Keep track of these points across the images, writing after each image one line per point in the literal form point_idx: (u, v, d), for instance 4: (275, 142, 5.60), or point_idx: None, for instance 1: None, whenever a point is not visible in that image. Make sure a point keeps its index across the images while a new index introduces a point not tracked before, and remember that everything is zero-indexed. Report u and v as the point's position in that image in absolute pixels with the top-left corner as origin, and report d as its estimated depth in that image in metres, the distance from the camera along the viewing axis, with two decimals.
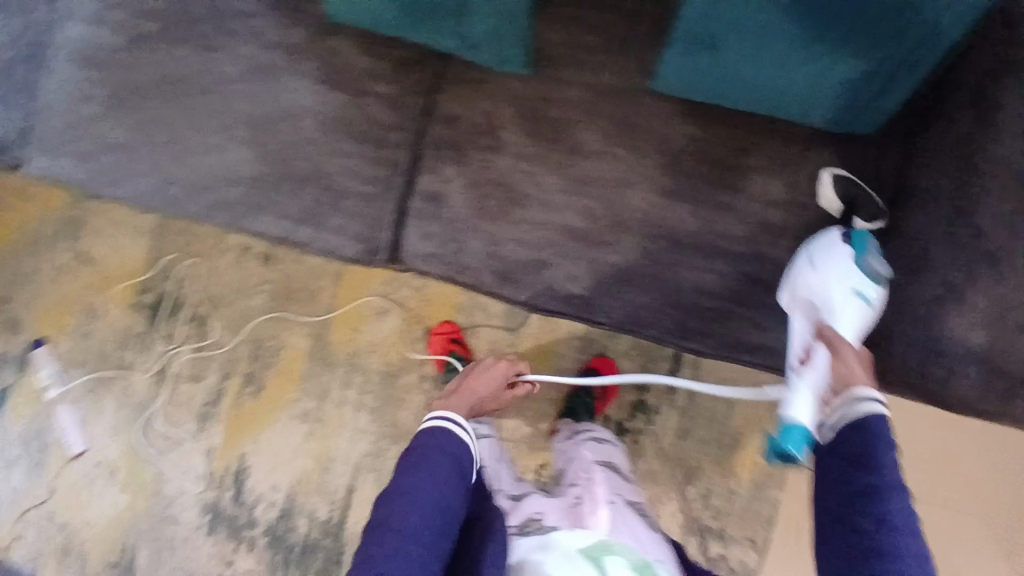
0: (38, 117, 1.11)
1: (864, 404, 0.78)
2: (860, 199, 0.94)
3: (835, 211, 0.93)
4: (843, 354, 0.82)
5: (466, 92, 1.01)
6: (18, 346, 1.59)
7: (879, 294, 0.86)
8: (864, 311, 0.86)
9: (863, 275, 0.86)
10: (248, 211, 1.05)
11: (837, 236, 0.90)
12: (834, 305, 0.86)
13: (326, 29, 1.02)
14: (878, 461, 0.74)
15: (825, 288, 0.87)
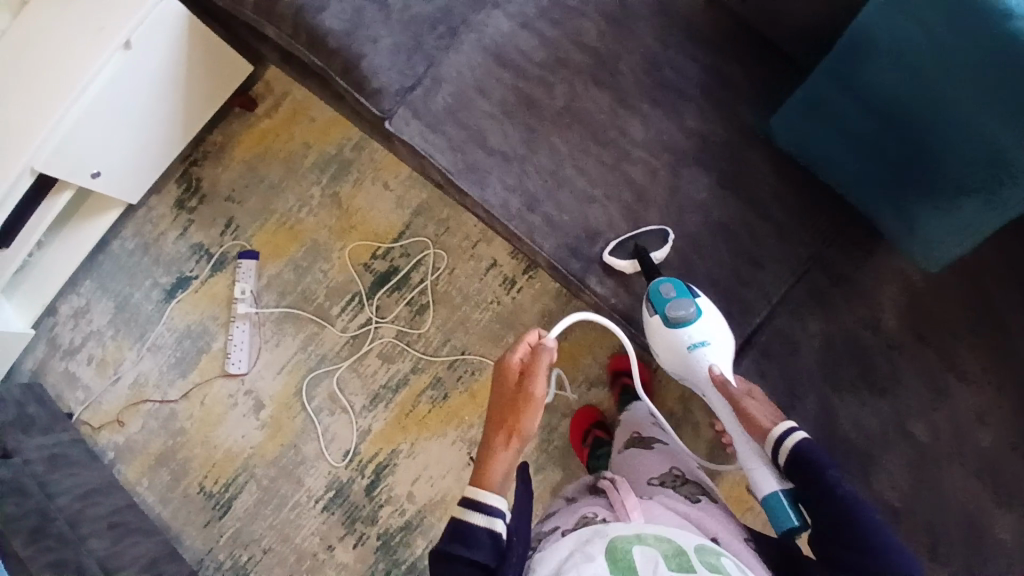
0: (429, 89, 1.11)
1: (778, 441, 0.86)
2: (644, 241, 1.02)
3: (633, 268, 1.01)
4: (747, 421, 0.90)
5: (860, 258, 1.00)
6: (232, 250, 1.59)
7: (698, 328, 0.95)
8: (717, 343, 0.96)
9: (685, 337, 0.95)
10: (596, 270, 1.03)
11: (646, 308, 0.98)
12: (688, 361, 0.97)
13: (748, 140, 1.01)
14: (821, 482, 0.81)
15: (681, 365, 0.98)
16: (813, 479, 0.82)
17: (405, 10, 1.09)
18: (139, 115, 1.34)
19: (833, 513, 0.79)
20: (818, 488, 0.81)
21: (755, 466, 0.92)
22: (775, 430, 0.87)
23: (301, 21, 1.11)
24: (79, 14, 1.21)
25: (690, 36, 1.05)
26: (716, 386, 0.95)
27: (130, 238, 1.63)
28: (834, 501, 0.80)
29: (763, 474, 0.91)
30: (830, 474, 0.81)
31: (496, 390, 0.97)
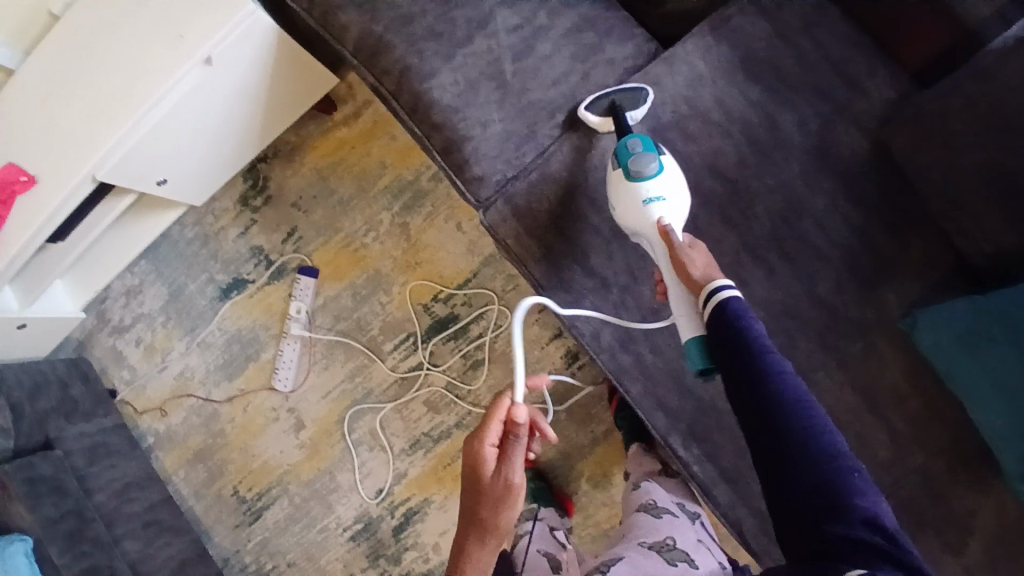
0: (533, 186, 0.99)
1: (717, 290, 0.75)
2: (621, 100, 0.94)
3: (607, 125, 0.94)
4: (680, 264, 0.80)
5: (973, 482, 0.88)
6: (291, 263, 1.53)
7: (657, 180, 0.86)
8: (673, 202, 0.86)
9: (640, 185, 0.85)
10: (681, 431, 0.95)
11: (613, 163, 0.90)
12: (637, 212, 0.86)
13: (884, 326, 0.89)
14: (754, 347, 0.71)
15: (628, 219, 0.87)
16: (740, 332, 0.71)
17: (523, 93, 0.96)
18: (213, 128, 1.22)
19: (745, 362, 0.70)
20: (736, 339, 0.71)
21: (682, 320, 0.80)
22: (709, 281, 0.76)
23: (405, 83, 0.98)
24: (160, 16, 1.08)
25: (845, 188, 0.91)
26: (661, 238, 0.83)
27: (190, 226, 1.57)
28: (757, 351, 0.70)
29: (682, 319, 0.80)
30: (753, 325, 0.72)
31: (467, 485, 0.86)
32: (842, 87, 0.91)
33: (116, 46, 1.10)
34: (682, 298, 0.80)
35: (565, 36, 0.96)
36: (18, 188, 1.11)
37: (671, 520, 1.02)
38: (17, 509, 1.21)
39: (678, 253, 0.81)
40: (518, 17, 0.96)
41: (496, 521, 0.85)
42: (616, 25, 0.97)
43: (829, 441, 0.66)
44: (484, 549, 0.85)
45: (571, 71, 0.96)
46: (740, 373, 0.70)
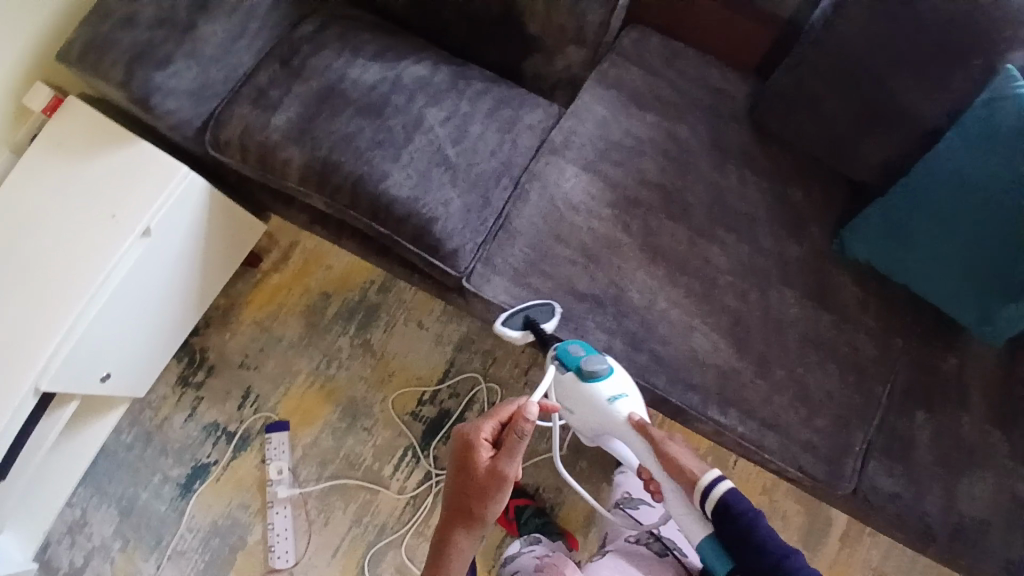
0: (503, 244, 1.09)
1: (709, 489, 0.88)
2: (534, 314, 1.01)
3: (527, 338, 1.00)
4: (672, 466, 0.92)
5: (940, 349, 1.07)
6: (256, 424, 1.43)
7: (608, 376, 0.97)
8: (631, 395, 0.98)
9: (592, 386, 0.96)
10: (717, 401, 1.01)
11: (557, 366, 1.00)
12: (609, 414, 0.97)
13: (822, 253, 1.08)
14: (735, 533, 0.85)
15: (597, 412, 0.98)
16: (745, 534, 0.84)
17: (470, 169, 1.08)
18: (154, 305, 1.18)
19: (762, 563, 0.82)
20: (749, 546, 0.83)
21: (688, 519, 0.92)
22: (702, 482, 0.89)
23: (361, 190, 1.06)
24: (82, 207, 1.07)
25: (745, 164, 1.12)
26: (639, 435, 0.96)
27: (127, 429, 1.43)
28: (766, 550, 0.82)
29: (688, 522, 0.92)
30: (761, 526, 0.84)
31: (463, 462, 0.96)
32: (708, 95, 1.16)
33: (34, 248, 1.05)
34: (677, 497, 0.93)
35: (489, 116, 1.11)
36: None
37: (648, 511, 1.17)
38: None
39: (663, 459, 0.93)
40: (445, 110, 1.09)
41: (477, 509, 0.93)
42: (524, 98, 1.16)
43: None
44: (462, 536, 0.93)
45: (503, 142, 1.11)
46: (759, 573, 0.82)
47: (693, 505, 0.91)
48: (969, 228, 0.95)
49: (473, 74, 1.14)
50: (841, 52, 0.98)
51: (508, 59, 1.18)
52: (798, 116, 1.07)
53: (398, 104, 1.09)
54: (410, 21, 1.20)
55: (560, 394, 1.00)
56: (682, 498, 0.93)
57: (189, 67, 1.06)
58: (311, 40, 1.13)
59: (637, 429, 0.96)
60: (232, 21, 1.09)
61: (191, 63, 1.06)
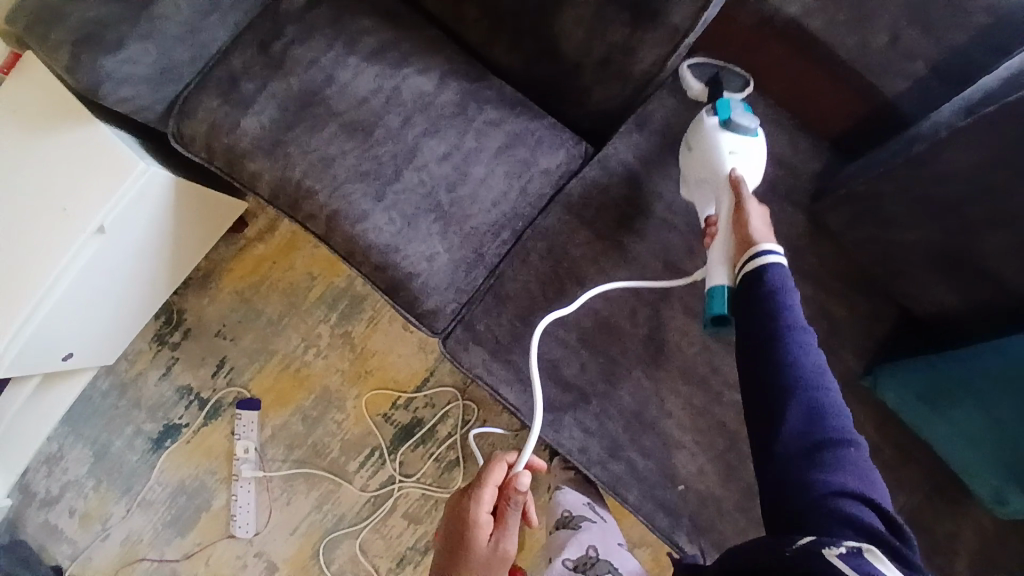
0: (489, 310, 0.96)
1: (764, 252, 0.75)
2: (723, 76, 0.96)
3: (701, 96, 0.95)
4: (744, 216, 0.80)
5: (951, 514, 0.95)
6: (228, 397, 1.40)
7: (756, 142, 0.87)
8: (749, 161, 0.86)
9: (731, 132, 0.86)
10: (687, 528, 0.93)
11: (705, 110, 0.90)
12: (715, 162, 0.86)
13: (849, 388, 0.94)
14: (768, 301, 0.72)
15: (707, 156, 0.87)
16: (768, 301, 0.72)
17: (465, 221, 0.92)
18: (119, 291, 1.10)
19: (764, 325, 0.71)
20: (767, 306, 0.72)
21: (716, 262, 0.81)
22: (757, 243, 0.76)
23: (336, 228, 0.91)
24: (34, 190, 0.95)
25: (790, 263, 0.94)
26: (728, 187, 0.84)
27: (103, 376, 1.41)
28: (773, 321, 0.71)
29: (716, 264, 0.81)
30: (788, 301, 0.71)
31: (457, 534, 0.95)
32: (768, 167, 0.95)
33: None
34: (724, 250, 0.81)
35: (498, 156, 0.93)
36: None
37: (589, 529, 1.06)
38: None
39: (738, 206, 0.81)
40: (446, 144, 0.91)
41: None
42: (545, 134, 0.96)
43: (820, 412, 0.67)
44: None
45: (509, 190, 0.94)
46: (756, 339, 0.72)
47: (732, 265, 0.80)
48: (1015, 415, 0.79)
49: (489, 96, 0.94)
50: (936, 180, 0.78)
51: (533, 77, 0.97)
52: (864, 228, 0.88)
53: (390, 128, 0.91)
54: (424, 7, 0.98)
55: (689, 135, 0.91)
56: (727, 255, 0.81)
57: (147, 51, 0.87)
58: (297, 20, 0.94)
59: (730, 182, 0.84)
60: None
61: (149, 45, 0.87)
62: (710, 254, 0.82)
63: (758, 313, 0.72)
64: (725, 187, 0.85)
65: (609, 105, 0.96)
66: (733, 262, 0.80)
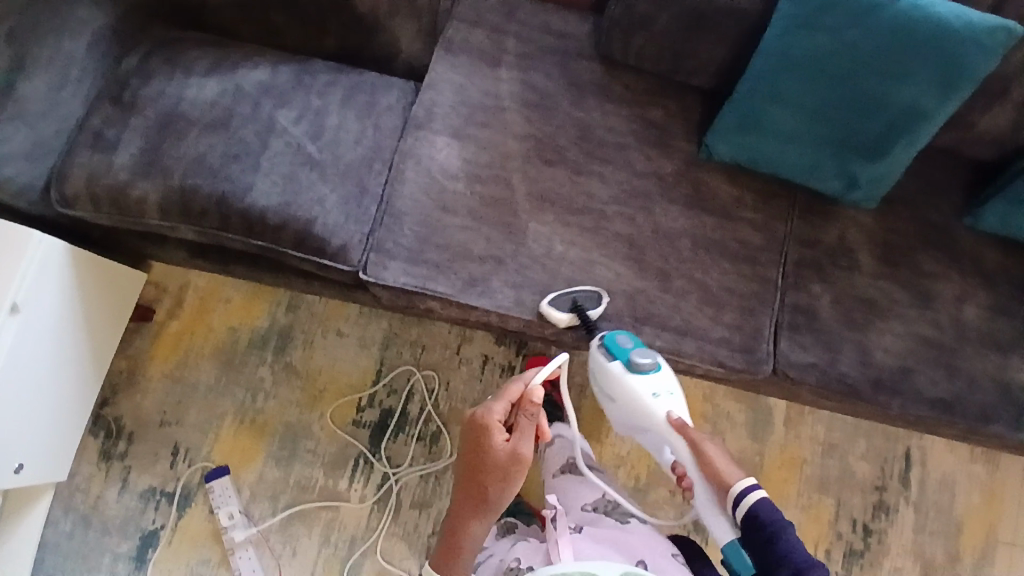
0: (391, 227, 1.06)
1: (748, 492, 0.88)
2: (581, 299, 1.05)
3: (574, 321, 1.04)
4: (706, 458, 0.94)
5: (821, 222, 1.12)
6: (195, 476, 1.36)
7: (660, 373, 1.00)
8: (671, 397, 1.00)
9: (643, 381, 0.99)
10: (630, 322, 1.05)
11: (602, 355, 1.01)
12: (648, 417, 1.00)
13: (695, 164, 1.13)
14: (767, 531, 0.84)
15: (639, 415, 1.01)
16: (771, 541, 0.83)
17: (338, 161, 1.06)
18: (51, 383, 1.13)
19: (775, 565, 0.81)
20: (767, 545, 0.83)
21: (717, 521, 0.93)
22: (735, 487, 0.89)
23: (228, 208, 1.01)
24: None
25: (604, 95, 1.15)
26: (677, 433, 0.98)
27: (62, 518, 1.33)
28: (782, 569, 0.80)
29: (717, 522, 0.93)
30: (787, 533, 0.83)
31: (475, 447, 0.98)
32: (555, 38, 1.18)
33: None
34: (707, 494, 0.94)
35: (343, 105, 1.10)
36: None
37: (605, 480, 1.21)
38: None
39: (699, 450, 0.95)
40: (296, 109, 1.07)
41: (492, 489, 0.98)
42: (375, 80, 1.14)
43: None
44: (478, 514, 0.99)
45: (365, 127, 1.10)
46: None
47: (723, 508, 0.92)
48: (810, 97, 1.01)
49: (318, 66, 1.12)
50: None
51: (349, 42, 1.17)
52: (637, 39, 1.11)
53: (246, 115, 1.05)
54: (245, 31, 1.19)
55: (598, 375, 1.03)
56: (711, 498, 0.94)
57: (18, 130, 1.00)
58: (138, 71, 1.09)
59: (674, 427, 0.98)
60: (52, 71, 1.03)
61: (19, 125, 1.00)
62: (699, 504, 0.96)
63: (761, 541, 0.84)
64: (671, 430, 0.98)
65: (416, 44, 1.18)
66: (726, 510, 0.92)
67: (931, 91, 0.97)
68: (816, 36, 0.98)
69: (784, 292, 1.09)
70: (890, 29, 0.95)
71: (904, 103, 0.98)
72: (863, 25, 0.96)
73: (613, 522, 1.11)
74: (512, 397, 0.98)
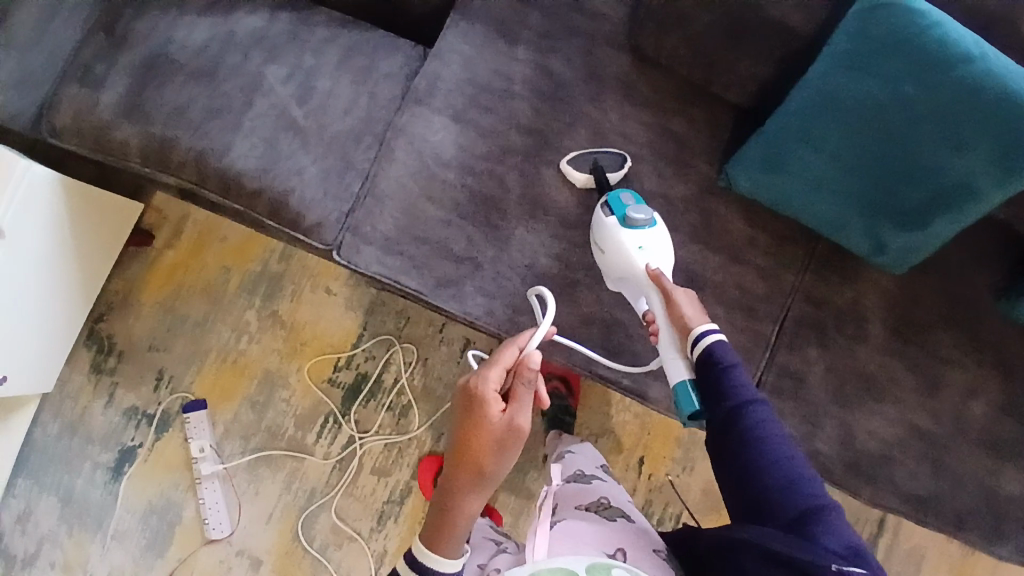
0: (371, 211, 1.01)
1: (708, 337, 0.82)
2: (603, 162, 1.01)
3: (590, 184, 1.00)
4: (674, 307, 0.86)
5: (835, 280, 1.02)
6: (175, 405, 1.42)
7: (657, 231, 0.93)
8: (655, 250, 0.92)
9: (634, 227, 0.92)
10: (602, 355, 1.00)
11: (602, 211, 0.95)
12: (625, 261, 0.92)
13: (710, 193, 1.02)
14: (715, 380, 0.80)
15: (619, 261, 0.93)
16: (717, 379, 0.80)
17: (323, 131, 1.01)
18: (38, 302, 1.16)
19: (722, 411, 0.78)
20: (717, 388, 0.79)
21: (673, 361, 0.86)
22: (695, 328, 0.84)
23: (206, 167, 0.98)
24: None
25: (625, 98, 1.04)
26: (653, 284, 0.90)
27: (52, 421, 1.42)
28: (729, 420, 0.77)
29: (675, 364, 0.86)
30: (735, 373, 0.80)
31: (467, 417, 0.84)
32: (584, 22, 1.06)
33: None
34: (672, 343, 0.87)
35: (339, 69, 1.03)
36: None
37: (599, 482, 1.09)
38: None
39: (669, 295, 0.87)
40: (288, 66, 1.01)
41: (486, 466, 0.84)
42: (379, 45, 1.06)
43: (788, 464, 0.73)
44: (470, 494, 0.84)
45: (359, 96, 1.03)
46: (721, 420, 0.78)
47: (683, 351, 0.86)
48: (845, 148, 0.90)
49: (320, 21, 1.05)
50: None
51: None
52: (670, 38, 0.99)
53: (236, 67, 1.00)
54: None
55: (594, 234, 0.96)
56: (677, 347, 0.87)
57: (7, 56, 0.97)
58: (134, 1, 1.02)
59: (653, 278, 0.90)
60: None
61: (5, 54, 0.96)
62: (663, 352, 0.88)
63: (710, 387, 0.81)
64: (650, 283, 0.91)
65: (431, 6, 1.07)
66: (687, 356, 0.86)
67: (986, 168, 0.84)
68: (868, 80, 0.87)
69: (774, 350, 1.00)
70: (959, 94, 0.82)
71: (954, 179, 0.86)
72: (932, 83, 0.83)
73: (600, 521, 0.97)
74: (506, 363, 0.86)
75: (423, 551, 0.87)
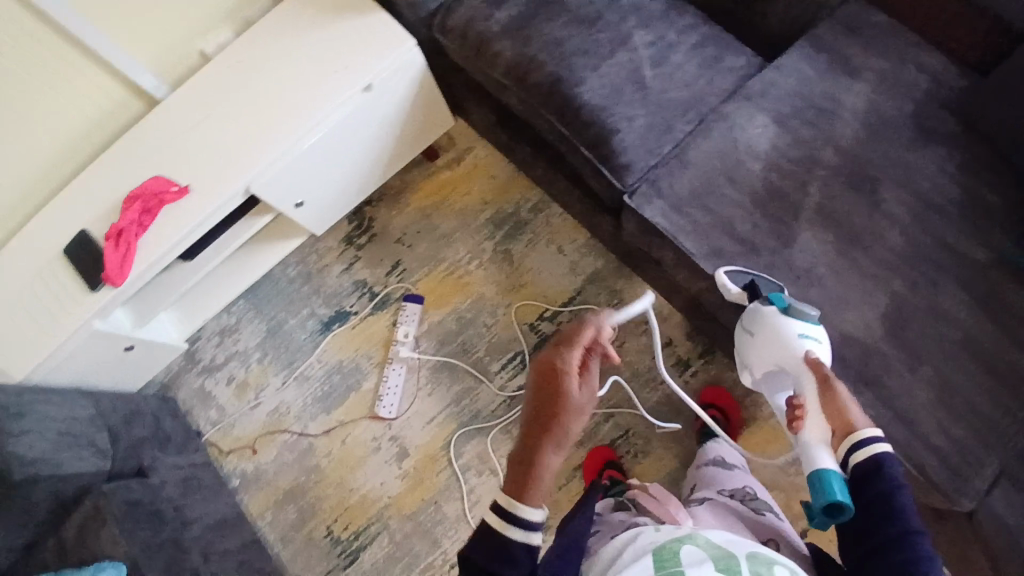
0: (673, 171, 1.11)
1: (872, 440, 0.80)
2: (867, 260, 1.03)
3: (743, 299, 1.02)
4: (834, 394, 0.88)
5: None
6: (396, 292, 1.61)
7: (820, 331, 0.97)
8: (818, 343, 0.96)
9: (802, 318, 0.96)
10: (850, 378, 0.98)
11: (759, 300, 0.99)
12: (787, 345, 0.95)
13: (1009, 268, 1.01)
14: (882, 490, 0.76)
15: (780, 346, 0.96)
16: (885, 494, 0.75)
17: (662, 94, 1.14)
18: (352, 158, 1.39)
19: (885, 530, 0.73)
20: (882, 502, 0.75)
21: (815, 453, 0.84)
22: (859, 428, 0.82)
23: (558, 90, 1.15)
24: (316, 50, 1.29)
25: (947, 156, 1.07)
26: (810, 370, 0.93)
27: (293, 265, 1.66)
28: (892, 524, 0.73)
29: (817, 455, 0.83)
30: (902, 494, 0.74)
31: (551, 389, 0.83)
32: (926, 81, 1.12)
33: (276, 68, 1.30)
34: (820, 431, 0.86)
35: (693, 50, 1.16)
36: (167, 198, 1.23)
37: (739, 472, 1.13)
38: (113, 534, 1.14)
39: (829, 384, 0.89)
40: (653, 35, 1.17)
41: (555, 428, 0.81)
42: (730, 43, 1.19)
43: None
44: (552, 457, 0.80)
45: (700, 77, 1.15)
46: (876, 537, 0.74)
47: (833, 446, 0.84)
48: None
49: (688, 11, 1.21)
50: None
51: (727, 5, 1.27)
52: (1011, 114, 1.02)
53: (612, 23, 1.18)
54: None
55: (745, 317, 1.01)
56: (825, 438, 0.86)
57: None
58: None
59: (810, 364, 0.93)
60: None
61: None
62: (805, 437, 0.87)
63: (871, 500, 0.76)
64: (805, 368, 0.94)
65: None
66: (836, 455, 0.83)
67: None
68: None
69: None
70: None
71: None
72: None
73: (744, 509, 1.00)
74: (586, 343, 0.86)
75: (513, 511, 0.78)
